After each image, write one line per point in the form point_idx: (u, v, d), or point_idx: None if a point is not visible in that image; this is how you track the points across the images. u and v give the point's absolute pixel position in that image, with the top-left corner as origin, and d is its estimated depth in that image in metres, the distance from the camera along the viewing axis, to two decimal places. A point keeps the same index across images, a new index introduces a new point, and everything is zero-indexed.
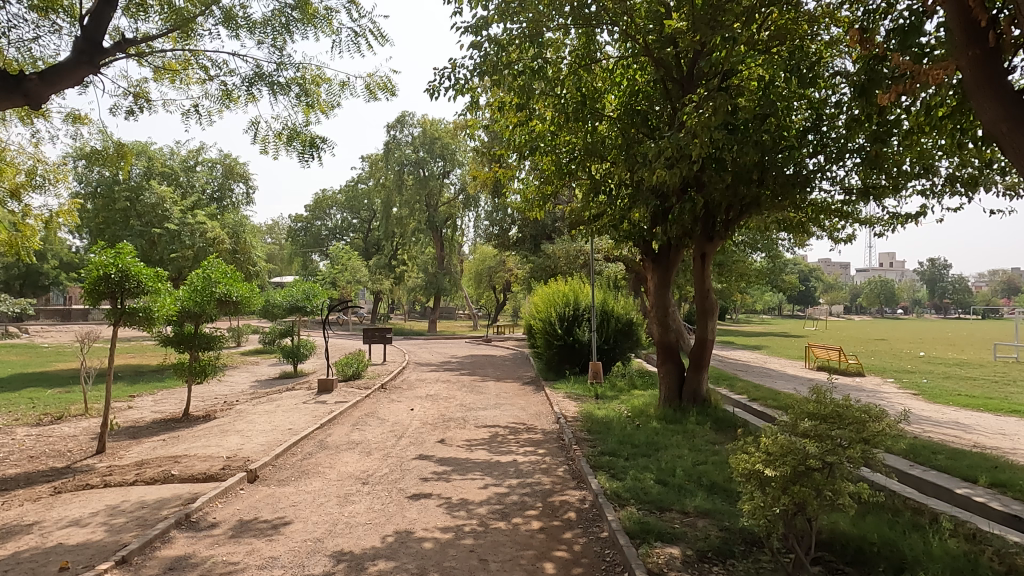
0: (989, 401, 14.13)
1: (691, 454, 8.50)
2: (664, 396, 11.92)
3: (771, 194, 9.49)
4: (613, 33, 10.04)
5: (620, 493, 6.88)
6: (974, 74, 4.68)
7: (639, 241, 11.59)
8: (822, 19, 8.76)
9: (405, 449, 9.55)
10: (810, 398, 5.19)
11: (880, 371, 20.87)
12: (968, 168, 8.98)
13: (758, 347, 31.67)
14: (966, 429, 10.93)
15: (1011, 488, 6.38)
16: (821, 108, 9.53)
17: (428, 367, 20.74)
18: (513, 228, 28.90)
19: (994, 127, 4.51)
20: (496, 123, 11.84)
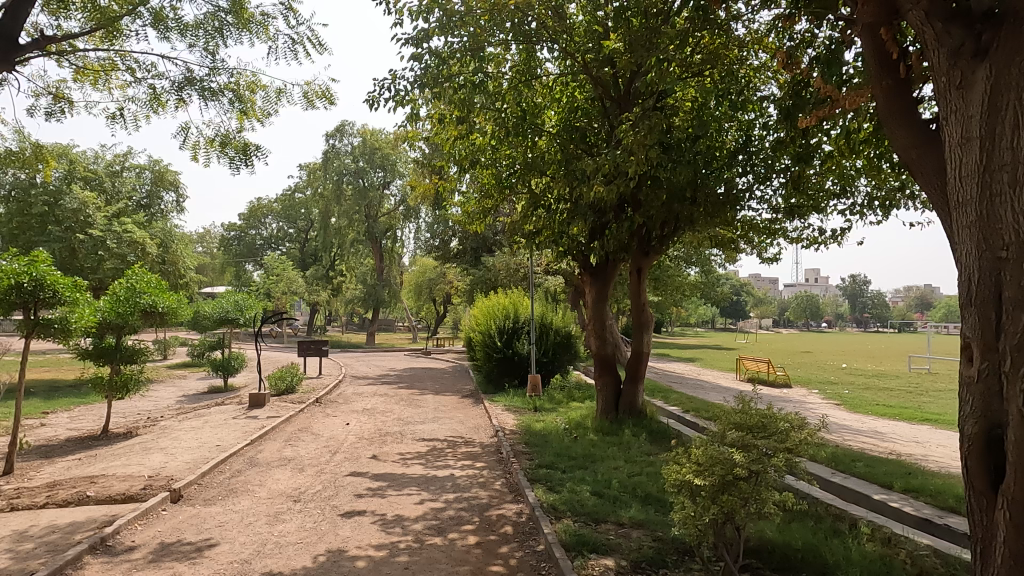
0: (903, 410, 14.97)
1: (627, 466, 8.64)
2: (601, 408, 12.07)
3: (703, 212, 9.83)
4: (553, 50, 10.26)
5: (557, 505, 6.92)
6: (887, 101, 4.94)
7: (578, 255, 11.77)
8: (751, 45, 9.12)
9: (340, 465, 9.32)
10: (737, 409, 5.39)
11: (806, 382, 21.80)
12: (882, 189, 9.54)
13: (692, 359, 32.70)
14: (882, 436, 11.55)
15: (922, 492, 6.76)
16: (750, 129, 9.91)
17: (365, 381, 20.35)
18: (454, 240, 28.83)
19: (905, 153, 4.81)
20: (436, 135, 11.80)
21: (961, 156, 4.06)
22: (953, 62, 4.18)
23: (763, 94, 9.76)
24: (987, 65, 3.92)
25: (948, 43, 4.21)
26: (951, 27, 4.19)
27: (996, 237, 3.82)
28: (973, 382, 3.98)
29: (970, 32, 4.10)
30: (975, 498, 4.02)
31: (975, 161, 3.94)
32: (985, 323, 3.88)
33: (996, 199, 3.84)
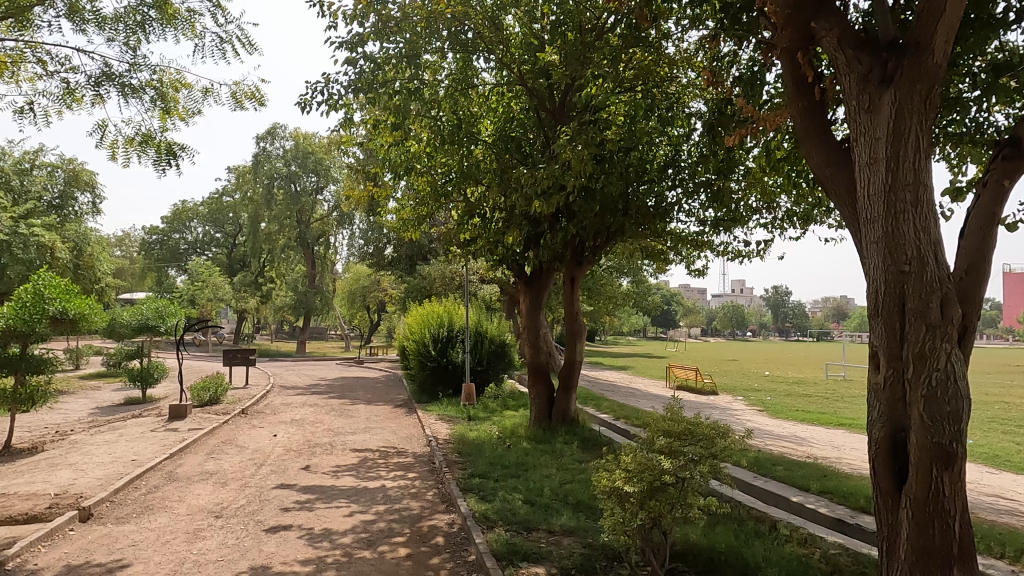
0: (821, 415, 15.72)
1: (559, 474, 8.72)
2: (535, 416, 12.14)
3: (634, 223, 10.09)
4: (489, 60, 10.32)
5: (489, 515, 6.90)
6: (804, 122, 5.21)
7: (512, 264, 11.82)
8: (680, 64, 9.44)
9: (266, 478, 9.00)
10: (666, 416, 5.52)
11: (731, 389, 22.58)
12: (801, 206, 10.02)
13: (624, 367, 33.46)
14: (801, 441, 12.08)
15: (836, 494, 7.10)
16: (679, 144, 10.22)
17: (294, 391, 19.77)
18: (388, 247, 28.47)
19: (819, 171, 5.09)
20: (371, 141, 11.65)
21: (869, 176, 4.33)
22: (861, 89, 4.45)
23: (692, 110, 10.10)
24: (892, 91, 4.21)
25: (858, 70, 4.48)
26: (861, 55, 4.48)
27: (901, 252, 4.09)
28: (880, 388, 4.22)
29: (877, 60, 4.39)
30: (880, 499, 4.26)
31: (882, 182, 4.21)
32: (890, 333, 4.13)
33: (900, 216, 4.10)
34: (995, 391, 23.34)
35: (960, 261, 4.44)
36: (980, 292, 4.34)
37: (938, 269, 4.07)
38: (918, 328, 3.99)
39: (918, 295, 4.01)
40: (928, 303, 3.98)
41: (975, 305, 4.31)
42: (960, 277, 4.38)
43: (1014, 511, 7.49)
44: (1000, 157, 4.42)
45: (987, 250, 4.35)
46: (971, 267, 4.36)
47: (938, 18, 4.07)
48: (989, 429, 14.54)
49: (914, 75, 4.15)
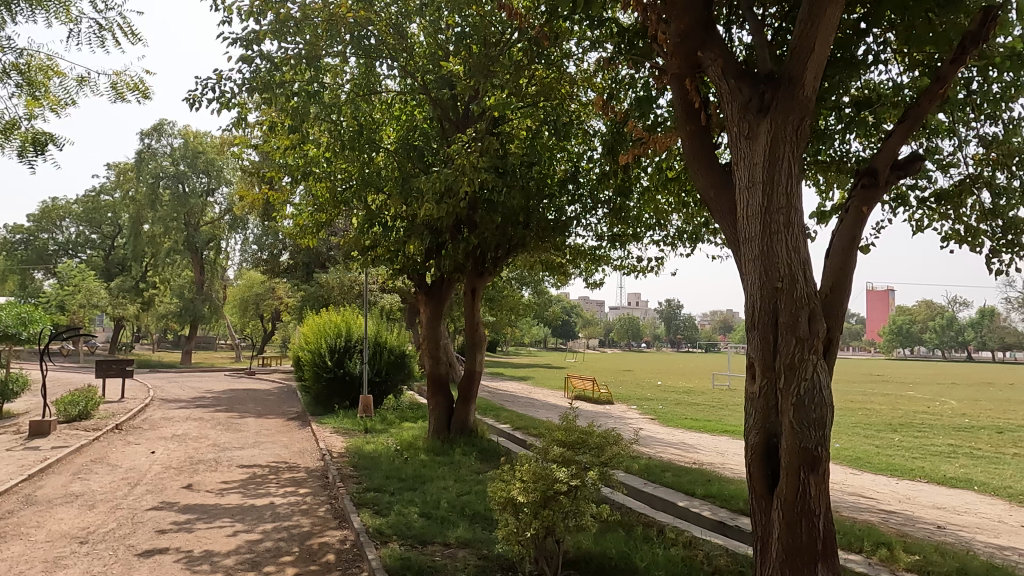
0: (707, 423, 16.56)
1: (456, 485, 8.67)
2: (433, 428, 12.01)
3: (535, 235, 10.27)
4: (393, 67, 10.24)
5: (383, 530, 6.74)
6: (692, 145, 5.50)
7: (413, 274, 11.69)
8: (580, 83, 9.73)
9: (140, 498, 8.36)
10: (560, 425, 5.63)
11: (626, 399, 23.38)
12: (690, 225, 10.58)
13: (524, 377, 33.83)
14: (689, 448, 12.68)
15: (718, 498, 7.49)
16: (579, 161, 10.49)
17: (176, 405, 18.53)
18: (284, 254, 27.43)
19: (705, 192, 5.39)
20: (266, 143, 11.20)
21: (748, 198, 4.63)
22: (741, 117, 4.77)
23: (591, 128, 10.44)
24: (768, 120, 4.53)
25: (739, 98, 4.79)
26: (742, 85, 4.79)
27: (775, 270, 4.39)
28: (755, 397, 4.50)
29: (755, 91, 4.71)
30: (755, 501, 4.53)
31: (759, 204, 4.51)
32: (765, 345, 4.42)
33: (774, 236, 4.41)
34: (857, 399, 25.59)
35: (825, 279, 4.83)
36: (841, 308, 4.74)
37: (807, 287, 4.41)
38: (789, 341, 4.29)
39: (789, 310, 4.32)
40: (798, 318, 4.30)
41: (838, 320, 4.70)
42: (826, 294, 4.77)
43: (872, 509, 8.19)
44: (860, 186, 4.86)
45: (848, 270, 4.77)
46: (835, 285, 4.76)
47: (808, 56, 4.42)
48: (853, 434, 15.87)
49: (787, 107, 4.49)
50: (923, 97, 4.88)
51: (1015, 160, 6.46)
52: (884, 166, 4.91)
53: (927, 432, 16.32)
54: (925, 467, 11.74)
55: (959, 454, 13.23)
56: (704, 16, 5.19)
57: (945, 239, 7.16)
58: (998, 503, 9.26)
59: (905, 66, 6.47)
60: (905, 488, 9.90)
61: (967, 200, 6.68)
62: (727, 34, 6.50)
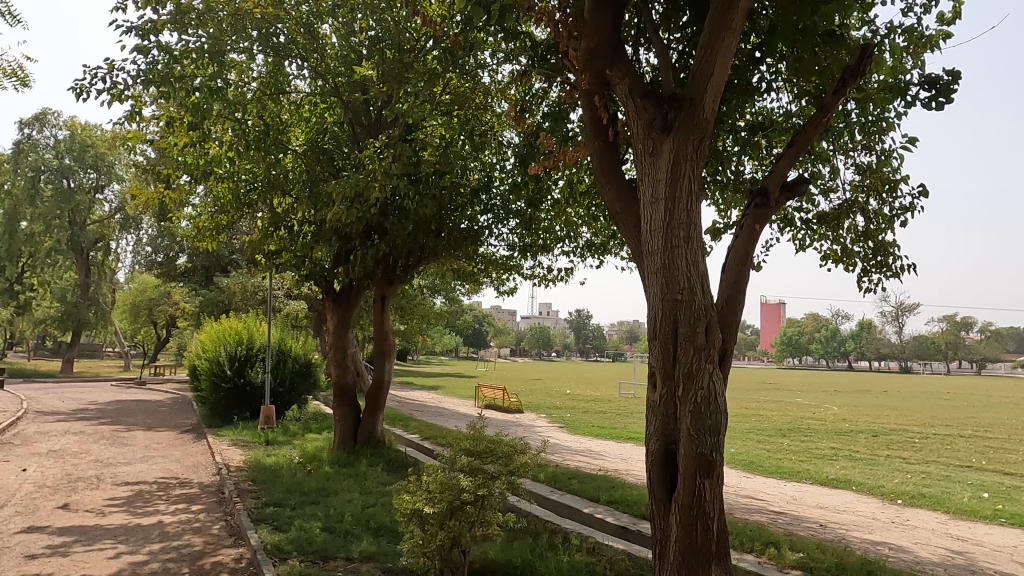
0: (613, 431, 16.99)
1: (361, 498, 8.45)
2: (338, 439, 11.67)
3: (446, 243, 10.22)
4: (302, 67, 9.94)
5: (282, 546, 6.47)
6: (600, 160, 5.66)
7: (320, 280, 11.35)
8: (494, 94, 9.79)
9: (7, 521, 7.62)
10: (468, 434, 5.61)
11: (535, 407, 23.63)
12: (599, 238, 10.88)
13: (434, 387, 33.55)
14: (596, 455, 12.96)
15: (621, 503, 7.69)
16: (492, 170, 10.56)
17: (53, 418, 17.05)
18: (182, 257, 25.97)
19: (611, 206, 5.56)
20: (163, 139, 10.57)
21: (651, 213, 4.81)
22: (646, 134, 4.96)
23: (504, 139, 10.52)
24: (671, 139, 4.74)
25: (644, 117, 4.99)
26: (647, 104, 4.99)
27: (675, 283, 4.58)
28: (656, 405, 4.67)
29: (659, 110, 4.91)
30: (654, 506, 4.69)
31: (661, 219, 4.70)
32: (665, 355, 4.60)
33: (674, 250, 4.60)
34: (752, 406, 27.05)
35: (721, 291, 5.09)
36: (735, 320, 5.02)
37: (705, 300, 4.62)
38: (687, 351, 4.48)
39: (688, 321, 4.52)
40: (696, 328, 4.50)
41: (732, 331, 4.97)
42: (721, 307, 5.03)
43: (763, 510, 8.64)
44: (753, 205, 5.17)
45: (742, 284, 5.05)
46: (730, 298, 5.03)
47: (707, 80, 4.66)
48: (746, 439, 16.74)
49: (688, 126, 4.71)
50: (809, 125, 5.26)
51: (887, 186, 7.06)
52: (775, 187, 5.24)
53: (812, 437, 17.46)
54: (810, 469, 12.54)
55: (840, 457, 14.23)
56: (612, 36, 5.38)
57: (826, 258, 7.71)
58: (873, 501, 10.02)
59: (794, 95, 6.93)
60: (792, 490, 10.52)
61: (845, 222, 7.22)
62: (635, 55, 6.74)
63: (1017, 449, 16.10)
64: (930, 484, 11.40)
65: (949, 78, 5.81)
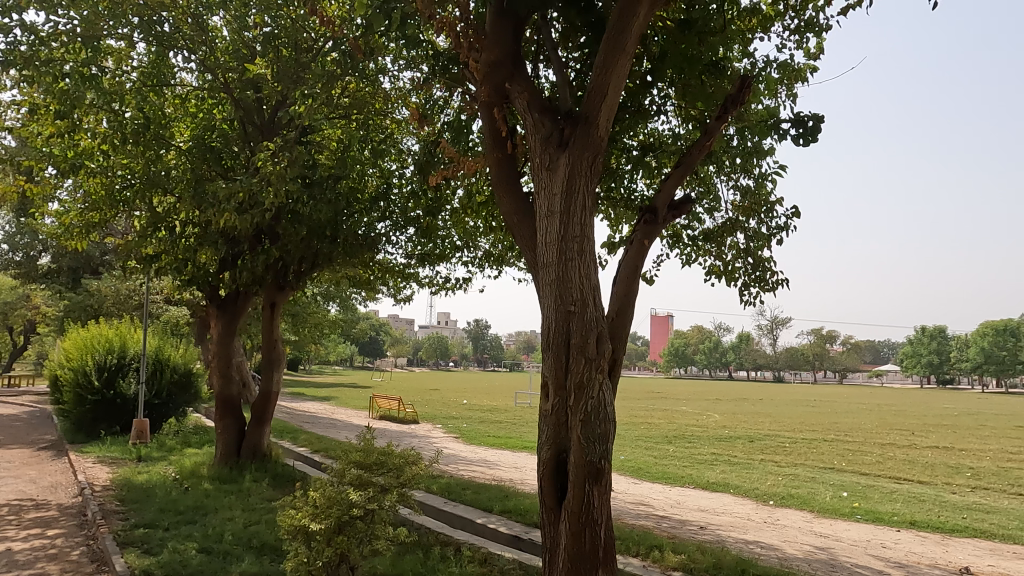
0: (508, 440, 17.14)
1: (243, 516, 8.01)
2: (220, 454, 11.03)
3: (341, 250, 9.94)
4: (189, 59, 9.38)
5: (152, 570, 6.00)
6: (498, 173, 5.73)
7: (203, 285, 10.71)
8: (394, 100, 9.66)
9: None
10: (359, 446, 5.46)
11: (431, 418, 23.40)
12: (497, 248, 10.99)
13: (327, 398, 32.44)
14: (490, 465, 13.00)
15: (514, 512, 7.74)
16: (390, 177, 10.41)
17: None
18: (44, 257, 23.69)
19: (509, 218, 5.63)
20: (24, 128, 9.62)
21: (546, 226, 4.91)
22: (543, 149, 5.07)
23: (403, 145, 10.40)
24: (567, 154, 4.87)
25: (542, 132, 5.10)
26: (544, 119, 5.10)
27: (568, 294, 4.69)
28: (548, 414, 4.75)
29: (556, 126, 5.04)
30: (545, 514, 4.77)
31: (556, 232, 4.80)
32: (557, 366, 4.69)
33: (568, 263, 4.71)
34: (640, 414, 28.14)
35: (612, 304, 5.28)
36: (623, 331, 5.21)
37: (596, 311, 4.75)
38: (578, 362, 4.59)
39: (580, 332, 4.64)
40: (587, 339, 4.63)
41: (622, 342, 5.15)
42: (611, 319, 5.22)
43: (649, 515, 8.96)
44: (643, 221, 5.40)
45: (631, 296, 5.25)
46: (620, 310, 5.22)
47: (601, 100, 4.83)
48: (635, 446, 17.37)
49: (582, 143, 4.86)
50: (694, 148, 5.56)
51: (764, 208, 7.58)
52: (663, 205, 5.50)
53: (695, 443, 18.38)
54: (693, 474, 13.19)
55: (720, 462, 15.06)
56: (512, 50, 5.48)
57: (710, 273, 8.16)
58: (748, 503, 10.67)
59: (682, 119, 7.32)
60: (676, 495, 11.01)
61: (728, 239, 7.68)
62: (534, 71, 6.88)
63: (871, 451, 17.71)
64: (797, 485, 12.29)
65: (813, 118, 6.32)
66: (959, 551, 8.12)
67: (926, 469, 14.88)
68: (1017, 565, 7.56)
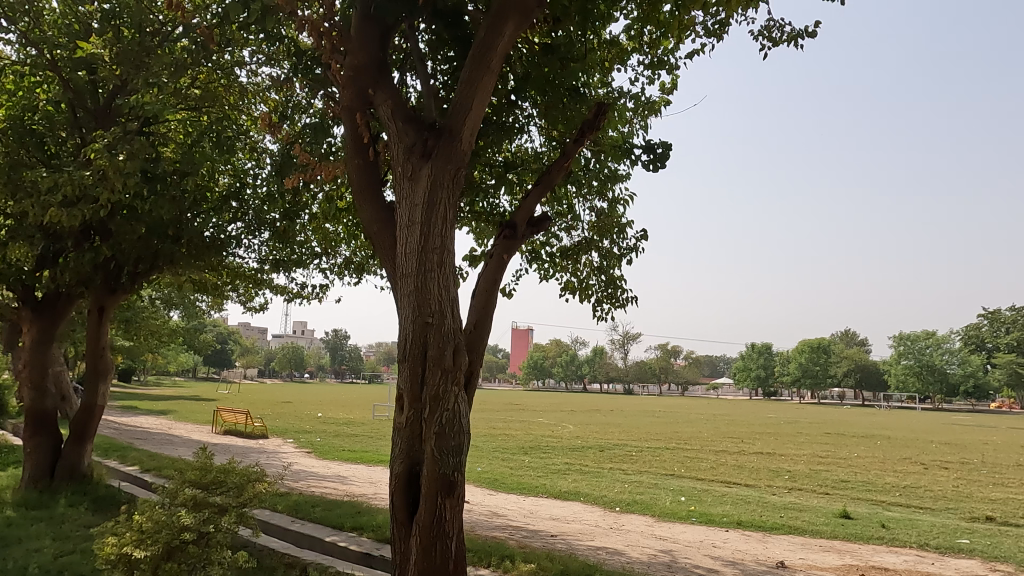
0: (364, 455, 16.66)
1: (53, 545, 7.11)
2: (28, 476, 9.74)
3: (185, 253, 9.20)
4: (7, 29, 8.28)
5: None
6: (359, 180, 5.61)
7: (15, 285, 9.45)
8: (251, 97, 9.16)
9: None
10: (196, 463, 5.07)
11: (282, 432, 22.21)
12: (357, 257, 10.72)
13: (164, 411, 29.77)
14: (343, 480, 12.55)
15: (365, 529, 7.52)
16: (244, 177, 9.85)
17: None
18: None
19: (370, 226, 5.52)
20: None
21: (406, 236, 4.86)
22: (405, 158, 5.03)
23: (259, 144, 9.86)
24: (429, 165, 4.86)
25: (405, 141, 5.06)
26: (408, 129, 5.07)
27: (427, 306, 4.66)
28: (402, 427, 4.67)
29: (419, 137, 5.03)
30: (395, 529, 4.68)
31: (416, 242, 4.76)
32: (412, 378, 4.63)
33: (427, 274, 4.69)
34: (498, 426, 28.52)
35: (470, 316, 5.33)
36: (481, 344, 5.25)
37: (454, 324, 4.76)
38: (434, 374, 4.57)
39: (436, 344, 4.62)
40: (444, 352, 4.61)
41: (478, 355, 5.20)
42: (469, 332, 5.26)
43: (503, 526, 9.06)
44: (502, 236, 5.51)
45: (489, 310, 5.32)
46: (477, 322, 5.28)
47: (465, 114, 4.88)
48: (492, 457, 17.56)
49: (445, 155, 4.87)
50: (553, 167, 5.77)
51: (615, 230, 8.02)
52: (522, 221, 5.64)
53: (549, 453, 18.91)
54: (546, 484, 13.56)
55: (571, 471, 15.61)
56: (377, 58, 5.41)
57: (565, 288, 8.47)
58: (597, 510, 11.15)
59: (544, 140, 7.59)
60: (530, 505, 11.27)
61: (583, 257, 8.03)
62: (400, 80, 6.83)
63: (706, 457, 19.22)
64: (641, 492, 13.04)
65: (662, 146, 6.80)
66: (777, 547, 9.00)
67: (752, 473, 16.37)
68: (821, 557, 8.51)
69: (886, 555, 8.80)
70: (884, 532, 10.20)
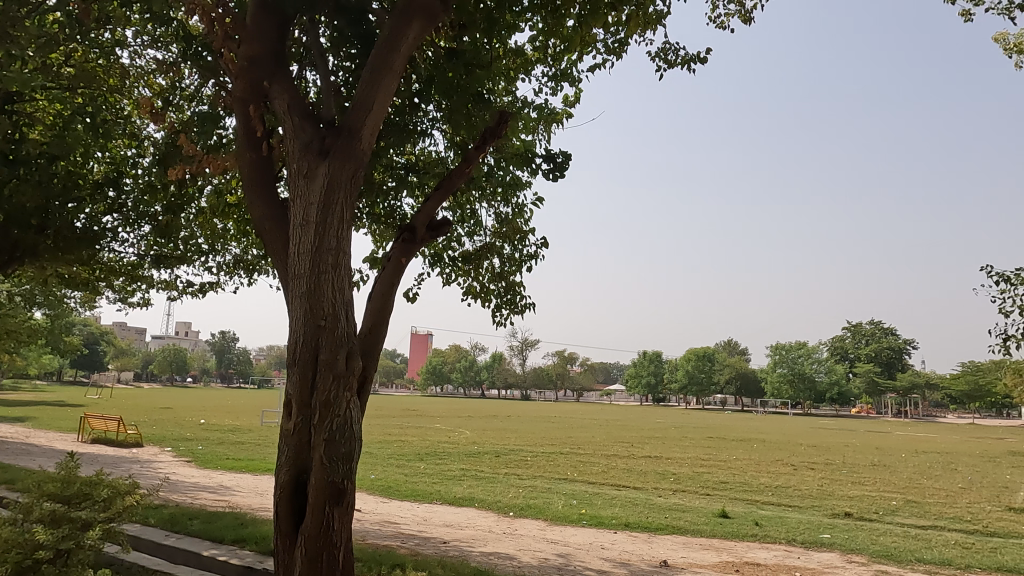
0: (250, 463, 15.88)
1: None
2: None
3: (51, 244, 8.42)
4: None
5: None
6: (251, 175, 5.35)
7: None
8: (133, 80, 8.53)
9: None
10: (57, 474, 4.63)
11: (159, 440, 20.75)
12: (248, 255, 10.24)
13: (22, 418, 27.09)
14: (225, 490, 11.90)
15: (248, 542, 7.14)
16: (122, 166, 9.16)
17: None
18: None
19: (261, 224, 5.27)
20: None
21: (301, 235, 4.68)
22: (301, 155, 4.85)
23: (142, 131, 9.20)
24: (326, 163, 4.70)
25: (301, 137, 4.88)
26: (305, 125, 4.90)
27: (320, 309, 4.51)
28: (290, 433, 4.48)
29: (317, 134, 4.87)
30: (280, 539, 4.49)
31: (311, 242, 4.60)
32: (303, 383, 4.46)
33: (321, 275, 4.54)
34: (394, 432, 28.08)
35: (366, 320, 5.22)
36: (376, 349, 5.15)
37: (347, 328, 4.64)
38: (326, 378, 4.42)
39: (329, 348, 4.47)
40: (337, 356, 4.48)
41: (372, 359, 5.09)
42: (363, 336, 5.15)
43: (396, 533, 8.90)
44: (400, 240, 5.43)
45: (385, 314, 5.24)
46: (373, 326, 5.18)
47: (366, 113, 4.77)
48: (387, 464, 17.25)
49: (344, 154, 4.73)
50: (455, 171, 5.73)
51: (517, 236, 8.11)
52: (421, 225, 5.58)
53: (446, 459, 18.80)
54: (440, 490, 13.48)
55: (466, 477, 15.60)
56: (274, 50, 5.20)
57: (467, 293, 8.46)
58: (491, 515, 11.20)
59: (447, 145, 7.58)
60: (424, 511, 11.16)
61: (484, 262, 8.06)
62: (298, 74, 6.60)
63: (598, 462, 19.81)
64: (535, 496, 13.24)
65: (562, 156, 6.97)
66: (661, 547, 9.38)
67: (640, 476, 17.03)
68: (701, 555, 8.96)
69: (758, 551, 9.39)
70: (757, 529, 10.90)
